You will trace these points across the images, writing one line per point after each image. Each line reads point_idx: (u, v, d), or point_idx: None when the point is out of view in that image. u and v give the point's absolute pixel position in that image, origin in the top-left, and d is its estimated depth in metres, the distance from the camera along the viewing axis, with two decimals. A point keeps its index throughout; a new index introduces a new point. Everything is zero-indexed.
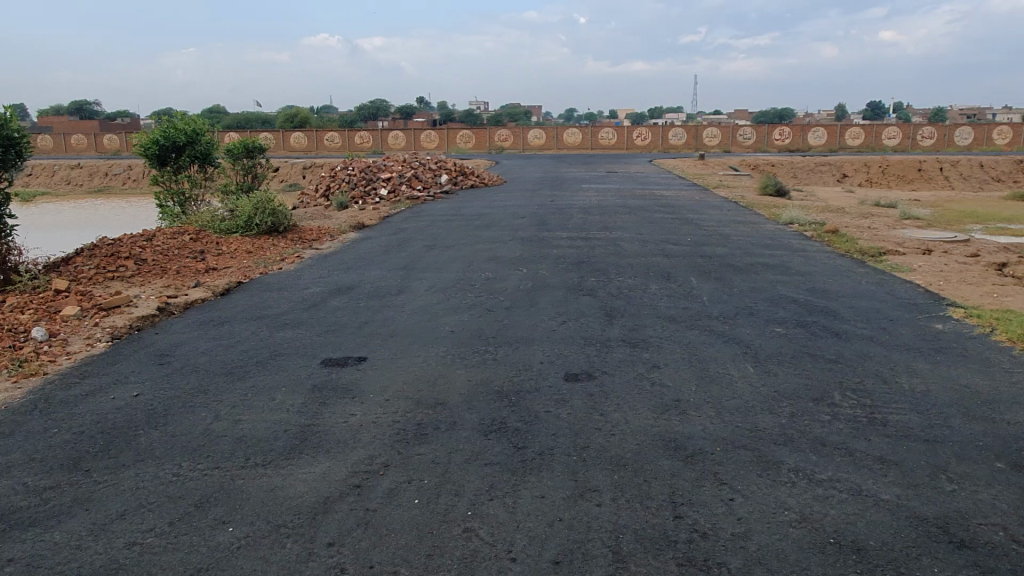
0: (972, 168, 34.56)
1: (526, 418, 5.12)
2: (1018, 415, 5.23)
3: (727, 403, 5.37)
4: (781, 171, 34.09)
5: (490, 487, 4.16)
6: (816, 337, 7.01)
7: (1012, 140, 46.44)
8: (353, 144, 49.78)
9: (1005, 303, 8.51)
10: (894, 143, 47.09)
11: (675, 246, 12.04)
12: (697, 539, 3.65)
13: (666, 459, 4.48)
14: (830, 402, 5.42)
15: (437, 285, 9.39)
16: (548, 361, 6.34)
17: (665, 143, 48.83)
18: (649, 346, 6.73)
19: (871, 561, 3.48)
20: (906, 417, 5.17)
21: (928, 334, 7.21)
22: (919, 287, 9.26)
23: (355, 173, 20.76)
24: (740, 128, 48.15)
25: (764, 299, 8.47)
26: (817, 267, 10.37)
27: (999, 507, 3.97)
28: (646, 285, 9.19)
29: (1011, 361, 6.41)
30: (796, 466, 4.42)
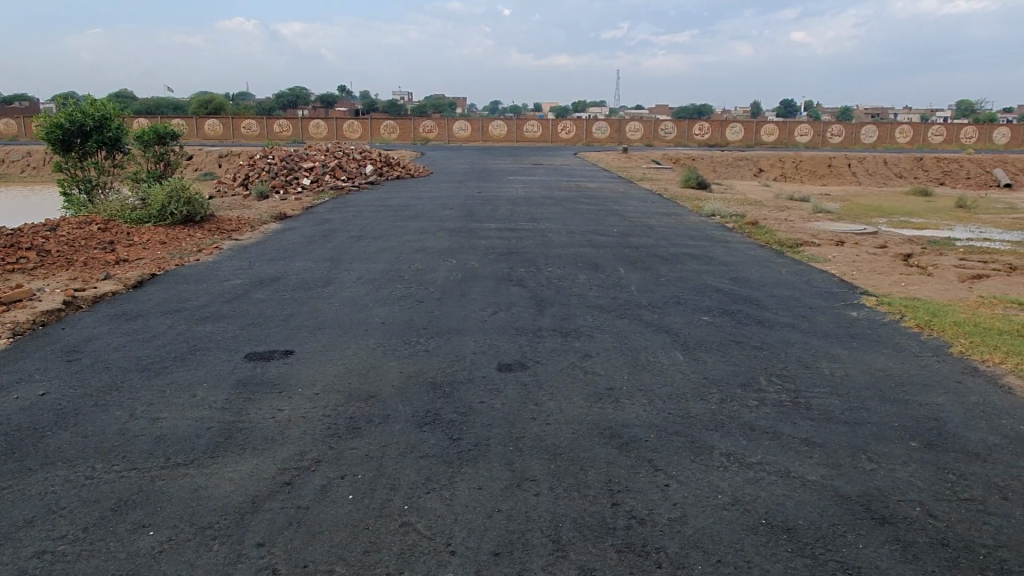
0: (876, 165, 36.42)
1: (460, 409, 5.05)
2: (929, 397, 5.52)
3: (660, 391, 5.44)
4: (701, 165, 35.00)
5: (426, 479, 4.08)
6: (741, 325, 7.20)
7: (913, 138, 49.15)
8: (273, 132, 48.22)
9: (913, 291, 8.97)
10: (805, 139, 49.12)
11: (602, 237, 12.15)
12: (635, 525, 3.68)
13: (601, 448, 4.50)
14: (757, 387, 5.57)
15: (364, 276, 9.18)
16: (480, 351, 6.28)
17: (589, 137, 49.51)
18: (580, 335, 6.76)
19: (801, 540, 3.58)
20: (828, 401, 5.37)
21: (844, 321, 7.53)
22: (834, 277, 9.67)
23: (275, 162, 20.12)
24: (661, 124, 49.24)
25: (690, 289, 8.65)
26: (739, 258, 10.69)
27: (916, 484, 4.16)
28: (576, 275, 9.25)
29: (920, 346, 6.75)
30: (726, 450, 4.52)
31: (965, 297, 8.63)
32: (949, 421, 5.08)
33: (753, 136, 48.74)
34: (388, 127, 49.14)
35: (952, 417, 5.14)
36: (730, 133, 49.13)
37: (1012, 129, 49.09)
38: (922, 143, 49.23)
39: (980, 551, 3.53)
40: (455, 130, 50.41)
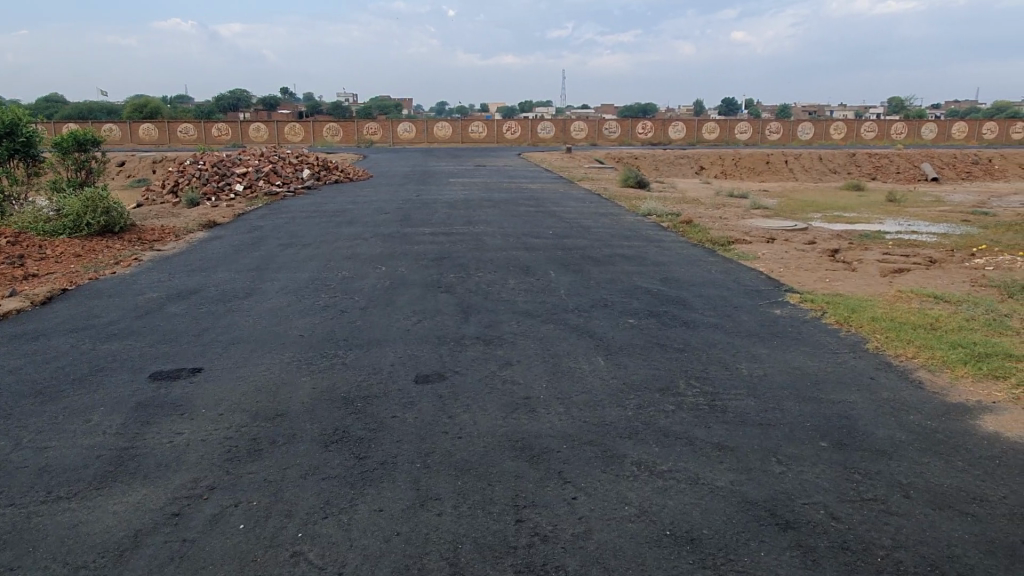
0: (812, 161, 37.35)
1: (370, 425, 4.89)
2: (842, 394, 5.58)
3: (576, 398, 5.38)
4: (644, 164, 35.32)
5: (325, 504, 3.91)
6: (665, 326, 7.21)
7: (848, 134, 50.62)
8: (211, 136, 46.96)
9: (836, 287, 9.15)
10: (745, 137, 50.07)
11: (536, 239, 12.09)
12: (536, 543, 3.58)
13: (511, 461, 4.41)
14: (675, 391, 5.55)
15: (288, 286, 8.92)
16: (398, 362, 6.13)
17: (534, 137, 49.58)
18: (503, 343, 6.66)
19: (704, 551, 3.54)
20: (743, 402, 5.38)
21: (767, 319, 7.61)
22: (761, 274, 9.80)
23: (206, 167, 19.54)
24: (605, 123, 49.57)
25: (619, 291, 8.63)
26: (670, 257, 10.76)
27: (822, 486, 4.17)
28: (505, 279, 9.16)
29: (838, 343, 6.84)
30: (639, 459, 4.47)
31: (885, 292, 8.81)
32: (859, 418, 5.13)
33: (694, 133, 49.56)
34: (330, 130, 48.32)
35: (863, 415, 5.20)
36: (672, 131, 49.76)
37: (940, 125, 50.84)
38: (855, 139, 50.68)
39: (878, 554, 3.54)
40: (399, 131, 49.91)
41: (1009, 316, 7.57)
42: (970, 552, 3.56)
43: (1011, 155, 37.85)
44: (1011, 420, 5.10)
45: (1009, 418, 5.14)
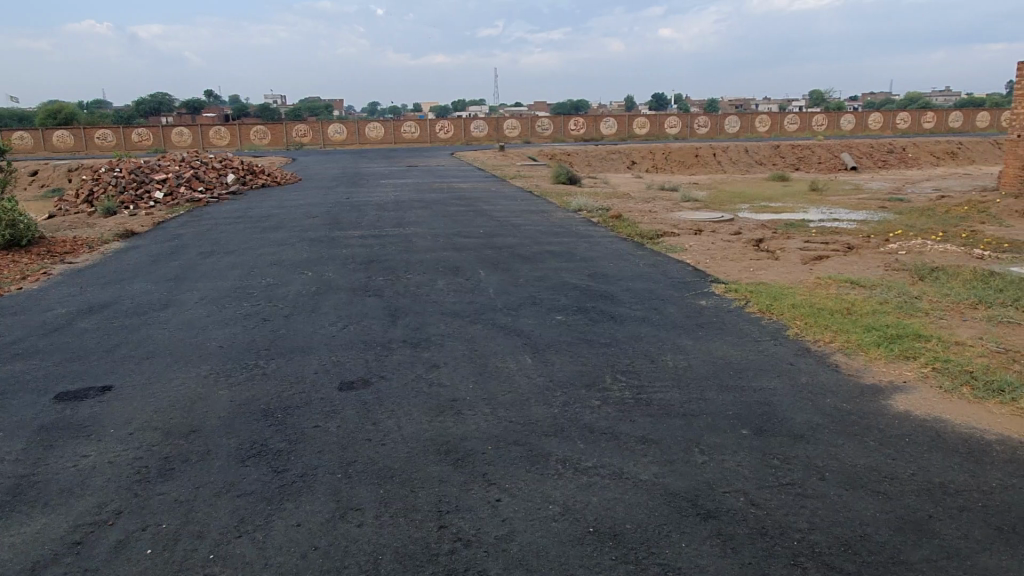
0: (738, 153, 38.30)
1: (290, 437, 4.74)
2: (763, 381, 5.71)
3: (502, 398, 5.34)
4: (577, 160, 35.58)
5: (240, 521, 3.76)
6: (593, 322, 7.25)
7: (772, 126, 52.12)
8: (130, 142, 45.16)
9: (759, 276, 9.37)
10: (674, 132, 51.01)
11: (467, 239, 12.02)
12: (459, 549, 3.52)
13: (435, 466, 4.33)
14: (601, 386, 5.57)
15: (209, 295, 8.62)
16: (322, 370, 5.98)
17: (468, 136, 49.32)
18: (430, 345, 6.58)
19: (626, 545, 3.54)
20: (668, 394, 5.44)
21: (693, 310, 7.74)
22: (687, 266, 9.96)
23: (123, 174, 18.76)
24: (538, 121, 49.65)
25: (548, 288, 8.63)
26: (599, 252, 10.84)
27: (742, 473, 4.24)
28: (434, 281, 9.06)
29: (760, 331, 7.00)
30: (564, 456, 4.46)
31: (805, 279, 9.07)
32: (779, 404, 5.25)
33: (626, 129, 50.17)
34: (258, 133, 47.12)
35: (782, 400, 5.32)
36: (604, 127, 50.29)
37: (857, 117, 52.82)
38: (779, 131, 52.25)
39: (794, 537, 3.61)
40: (329, 132, 49.00)
41: (920, 297, 7.89)
42: (880, 530, 3.67)
43: (922, 144, 39.66)
44: (919, 399, 5.31)
45: (918, 397, 5.34)
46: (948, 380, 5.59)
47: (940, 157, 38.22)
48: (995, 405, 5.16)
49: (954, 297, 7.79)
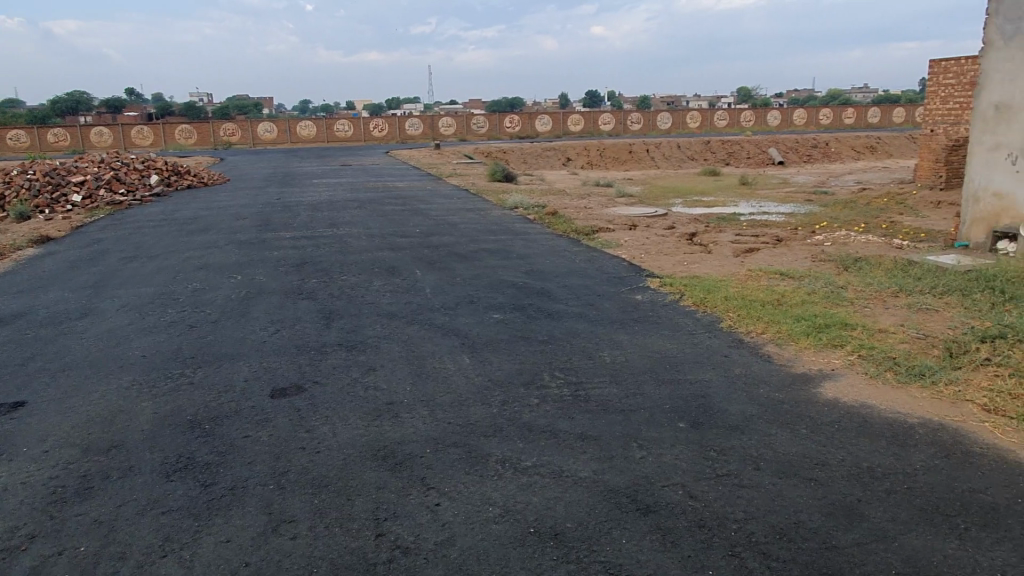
0: (671, 149, 39.01)
1: (219, 448, 4.55)
2: (698, 373, 5.79)
3: (440, 400, 5.26)
4: (513, 157, 35.61)
5: (165, 540, 3.59)
6: (530, 319, 7.23)
7: (703, 122, 53.32)
8: (45, 142, 43.01)
9: (692, 269, 9.54)
10: (608, 128, 51.63)
11: (402, 238, 11.85)
12: (397, 557, 3.43)
13: (372, 472, 4.22)
14: (539, 384, 5.55)
15: (131, 302, 8.25)
16: (252, 377, 5.77)
17: (402, 134, 48.76)
18: (366, 348, 6.44)
19: (568, 545, 3.52)
20: (605, 390, 5.45)
21: (629, 305, 7.81)
22: (623, 261, 10.06)
23: (37, 177, 17.83)
24: (473, 118, 49.50)
25: (485, 286, 8.58)
26: (535, 249, 10.85)
27: (679, 466, 4.28)
28: (369, 282, 8.89)
29: (694, 324, 7.11)
30: (503, 456, 4.41)
31: (737, 272, 9.27)
32: (714, 396, 5.33)
33: (561, 126, 50.51)
34: (183, 132, 45.57)
35: (717, 392, 5.40)
36: (539, 124, 50.52)
37: (783, 113, 54.52)
38: (709, 127, 53.48)
39: (732, 527, 3.66)
40: (259, 131, 47.73)
41: (845, 287, 8.15)
42: (813, 516, 3.75)
43: (844, 139, 41.22)
44: (847, 386, 5.48)
45: (845, 384, 5.51)
46: (873, 366, 5.78)
47: (860, 151, 39.80)
48: (917, 389, 5.37)
49: (877, 286, 8.08)
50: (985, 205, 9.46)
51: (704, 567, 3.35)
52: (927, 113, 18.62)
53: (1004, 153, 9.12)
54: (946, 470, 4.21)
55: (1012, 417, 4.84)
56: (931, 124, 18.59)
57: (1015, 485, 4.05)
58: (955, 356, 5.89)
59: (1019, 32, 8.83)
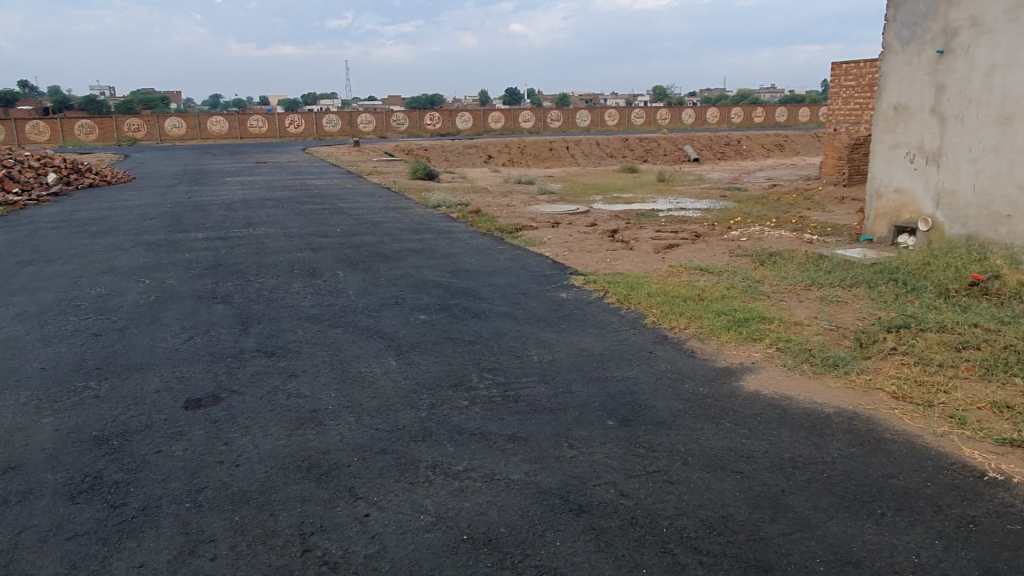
0: (590, 146, 39.56)
1: (129, 466, 4.28)
2: (624, 370, 5.85)
3: (366, 405, 5.12)
4: (434, 154, 35.31)
5: (72, 568, 3.33)
6: (456, 320, 7.15)
7: (621, 120, 54.33)
8: None
9: (615, 266, 9.66)
10: (529, 126, 51.90)
11: (322, 238, 11.54)
12: (326, 573, 3.30)
13: (296, 484, 4.05)
14: (468, 386, 5.48)
15: (28, 310, 7.70)
16: (164, 388, 5.47)
17: (320, 131, 47.63)
18: (287, 353, 6.21)
19: (502, 550, 3.46)
20: (534, 389, 5.43)
21: (554, 303, 7.83)
22: (547, 259, 10.09)
23: None
24: (392, 115, 48.83)
25: (409, 287, 8.43)
26: (459, 248, 10.75)
27: (610, 465, 4.29)
28: (289, 284, 8.60)
29: (619, 321, 7.18)
30: (434, 462, 4.32)
31: (658, 268, 9.44)
32: (641, 393, 5.39)
33: (481, 123, 50.46)
34: (83, 127, 43.12)
35: (644, 389, 5.46)
36: (460, 121, 50.31)
37: (697, 111, 56.15)
38: (627, 125, 54.54)
39: (663, 524, 3.69)
40: (167, 127, 45.67)
41: (761, 282, 8.41)
42: (741, 509, 3.83)
43: (753, 136, 42.79)
44: (767, 378, 5.64)
45: (765, 376, 5.68)
46: (790, 358, 5.98)
47: (769, 148, 41.42)
48: (832, 378, 5.58)
49: (790, 280, 8.38)
50: (887, 201, 9.95)
51: (638, 565, 3.36)
52: (830, 113, 19.51)
53: (903, 151, 9.62)
54: (861, 457, 4.39)
55: (919, 403, 5.10)
56: (834, 123, 19.49)
57: (923, 469, 4.26)
58: (865, 346, 6.15)
59: (914, 37, 9.34)
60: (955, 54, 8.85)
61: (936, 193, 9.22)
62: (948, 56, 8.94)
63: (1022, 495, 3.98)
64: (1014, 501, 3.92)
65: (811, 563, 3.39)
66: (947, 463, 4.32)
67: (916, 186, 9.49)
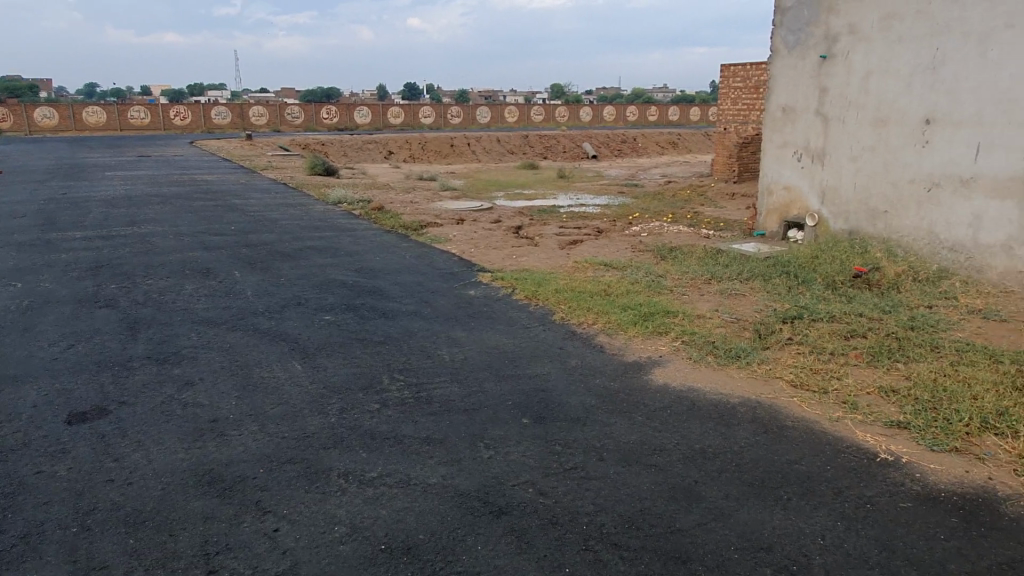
0: (491, 142, 39.64)
1: (4, 490, 3.89)
2: (536, 367, 5.85)
3: (271, 412, 4.88)
4: (331, 149, 34.38)
5: None
6: (363, 320, 6.94)
7: (520, 117, 54.79)
8: None
9: (522, 262, 9.67)
10: (428, 121, 51.46)
11: (215, 237, 10.96)
12: None
13: (197, 501, 3.80)
14: (378, 388, 5.32)
15: None
16: (43, 401, 5.01)
17: (208, 124, 45.44)
18: (181, 360, 5.84)
19: (422, 558, 3.36)
20: (447, 389, 5.34)
21: (463, 300, 7.75)
22: (454, 256, 9.99)
23: None
24: (286, 107, 47.20)
25: (311, 287, 8.12)
26: (363, 246, 10.48)
27: (528, 464, 4.26)
28: (181, 286, 8.11)
29: (528, 318, 7.18)
30: (346, 469, 4.16)
31: (564, 264, 9.52)
32: (554, 389, 5.40)
33: (380, 118, 49.62)
34: None
35: (557, 385, 5.48)
36: (358, 116, 49.25)
37: (594, 109, 57.38)
38: (526, 122, 55.02)
39: (583, 521, 3.69)
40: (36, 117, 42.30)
41: (664, 276, 8.64)
42: (657, 502, 3.88)
43: (648, 134, 44.12)
44: (674, 371, 5.78)
45: (672, 370, 5.81)
46: (695, 351, 6.16)
47: (664, 146, 42.85)
48: (735, 369, 5.79)
49: (690, 274, 8.65)
50: (777, 197, 10.45)
51: (561, 565, 3.34)
52: (720, 113, 20.33)
53: (790, 150, 10.12)
54: (766, 445, 4.56)
55: (815, 390, 5.36)
56: (723, 123, 20.34)
57: (823, 454, 4.47)
58: (763, 337, 6.41)
59: (799, 42, 9.82)
60: (836, 59, 9.37)
61: (821, 190, 9.76)
62: (829, 61, 9.47)
63: (911, 474, 4.24)
64: (903, 480, 4.18)
65: (726, 551, 3.47)
66: (843, 446, 4.56)
67: (803, 183, 10.01)
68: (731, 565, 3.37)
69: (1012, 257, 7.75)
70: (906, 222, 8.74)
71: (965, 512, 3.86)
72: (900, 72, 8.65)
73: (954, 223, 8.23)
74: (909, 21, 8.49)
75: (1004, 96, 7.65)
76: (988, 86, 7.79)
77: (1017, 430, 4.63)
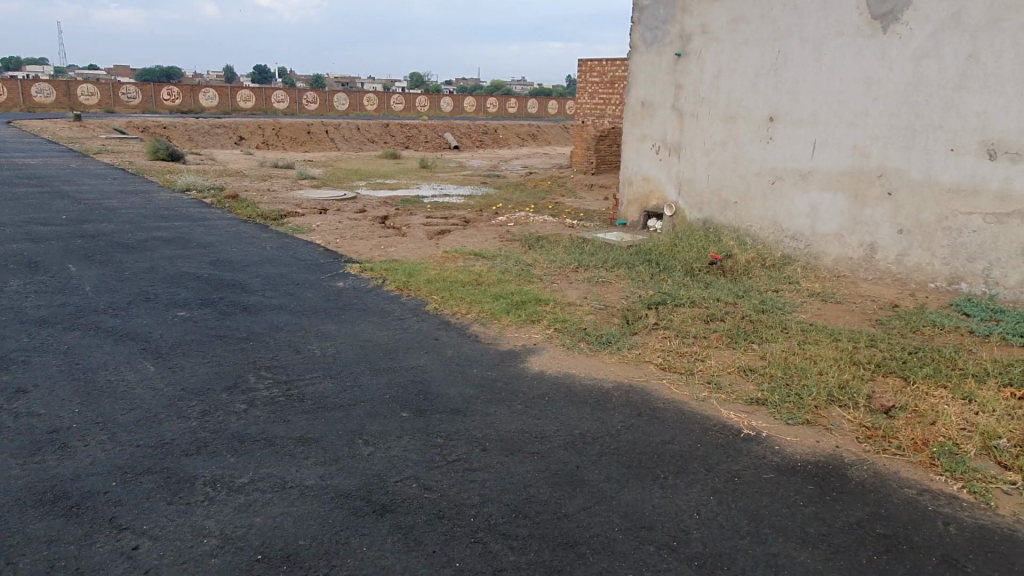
0: (350, 130, 38.46)
1: None
2: (412, 359, 5.72)
3: (122, 419, 4.44)
4: (175, 133, 32.03)
5: None
6: (223, 315, 6.50)
7: (380, 105, 53.65)
8: None
9: (390, 253, 9.45)
10: (282, 106, 49.16)
11: (44, 227, 9.87)
12: None
13: (40, 522, 3.38)
14: (244, 388, 4.98)
15: None
16: None
17: (26, 101, 40.83)
18: (9, 365, 5.19)
19: (304, 565, 3.18)
20: (320, 386, 5.10)
21: (331, 293, 7.44)
22: (318, 247, 9.58)
23: None
24: (121, 86, 43.36)
25: (161, 281, 7.50)
26: (217, 237, 9.82)
27: (410, 458, 4.15)
28: (4, 282, 7.22)
29: (400, 309, 7.01)
30: (213, 476, 3.86)
31: (434, 254, 9.40)
32: (432, 380, 5.31)
33: (229, 100, 46.80)
34: None
35: (435, 376, 5.38)
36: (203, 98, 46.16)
37: (454, 100, 57.11)
38: (386, 111, 54.06)
39: (469, 513, 3.64)
40: None
41: (533, 265, 8.74)
42: (541, 489, 3.91)
43: (509, 126, 44.52)
44: (550, 358, 5.85)
45: (547, 357, 5.88)
46: (568, 338, 6.27)
47: (525, 138, 43.49)
48: (607, 355, 5.95)
49: (558, 262, 8.82)
50: (637, 188, 10.88)
51: (451, 560, 3.27)
52: (578, 107, 20.88)
53: (649, 143, 10.55)
54: (640, 427, 4.72)
55: (682, 372, 5.62)
56: (582, 116, 20.89)
57: (693, 432, 4.68)
58: (631, 323, 6.64)
59: (656, 40, 10.24)
60: (689, 57, 9.85)
61: (677, 182, 10.26)
62: (684, 58, 9.94)
63: (771, 447, 4.53)
64: (765, 453, 4.46)
65: (611, 533, 3.54)
66: (712, 425, 4.80)
67: (661, 175, 10.47)
68: (616, 546, 3.45)
69: (843, 245, 8.50)
70: (753, 213, 9.37)
71: (819, 478, 4.18)
72: (746, 72, 9.23)
73: (794, 213, 8.92)
74: (754, 24, 9.06)
75: (836, 98, 8.35)
76: (822, 88, 8.48)
77: (857, 401, 5.07)
